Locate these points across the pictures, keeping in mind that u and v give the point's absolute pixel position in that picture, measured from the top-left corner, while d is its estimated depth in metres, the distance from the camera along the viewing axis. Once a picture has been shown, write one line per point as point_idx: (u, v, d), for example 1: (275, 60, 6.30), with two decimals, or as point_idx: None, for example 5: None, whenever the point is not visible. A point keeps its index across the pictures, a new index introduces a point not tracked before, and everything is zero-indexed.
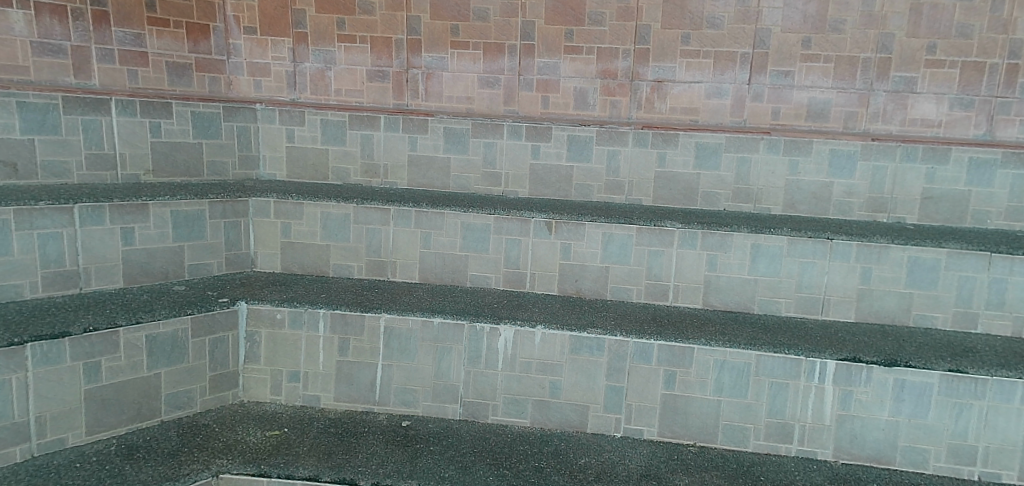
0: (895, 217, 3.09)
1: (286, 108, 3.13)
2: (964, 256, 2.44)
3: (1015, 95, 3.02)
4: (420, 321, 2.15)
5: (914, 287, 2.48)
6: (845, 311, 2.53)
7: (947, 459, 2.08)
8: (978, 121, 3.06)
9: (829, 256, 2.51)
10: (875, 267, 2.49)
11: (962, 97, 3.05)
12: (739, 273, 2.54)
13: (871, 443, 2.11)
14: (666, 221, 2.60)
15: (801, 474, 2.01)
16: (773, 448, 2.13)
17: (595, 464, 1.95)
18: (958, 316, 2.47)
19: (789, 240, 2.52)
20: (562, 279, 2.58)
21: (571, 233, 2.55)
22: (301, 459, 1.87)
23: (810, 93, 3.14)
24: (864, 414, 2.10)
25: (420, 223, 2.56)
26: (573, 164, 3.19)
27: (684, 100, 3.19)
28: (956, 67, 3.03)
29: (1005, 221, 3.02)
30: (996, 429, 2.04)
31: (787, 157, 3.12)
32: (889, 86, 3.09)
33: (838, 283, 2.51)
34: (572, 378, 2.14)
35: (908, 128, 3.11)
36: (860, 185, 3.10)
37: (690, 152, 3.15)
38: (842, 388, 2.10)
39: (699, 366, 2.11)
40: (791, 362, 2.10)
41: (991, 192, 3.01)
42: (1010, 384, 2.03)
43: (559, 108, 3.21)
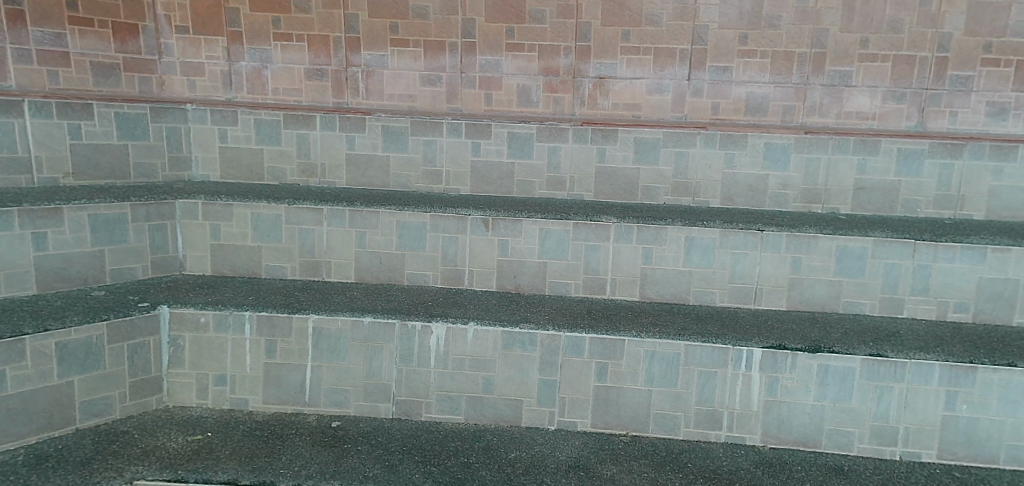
0: (829, 207, 3.20)
1: (218, 108, 3.09)
2: (889, 244, 2.54)
3: (944, 87, 3.14)
4: (350, 321, 2.15)
5: (842, 275, 2.57)
6: (777, 300, 2.60)
7: (870, 440, 2.17)
8: (910, 113, 3.17)
9: (759, 247, 2.58)
10: (804, 257, 2.58)
11: (894, 91, 3.16)
12: (673, 265, 2.60)
13: (798, 427, 2.18)
14: (602, 217, 2.65)
15: (726, 460, 2.07)
16: (702, 435, 2.19)
17: (524, 457, 1.97)
18: (885, 302, 2.57)
19: (721, 233, 2.59)
20: (501, 275, 2.60)
21: (508, 230, 2.57)
22: (221, 463, 1.85)
23: (747, 88, 3.21)
24: (790, 399, 2.17)
25: (355, 222, 2.55)
26: (513, 161, 3.21)
27: (626, 96, 3.23)
28: (888, 61, 3.13)
29: (934, 209, 3.16)
30: (914, 410, 2.14)
31: (723, 151, 3.20)
32: (823, 81, 3.18)
33: (769, 273, 2.59)
34: (505, 373, 2.16)
35: (844, 121, 3.21)
36: (795, 177, 3.20)
37: (629, 147, 3.21)
38: (769, 375, 2.17)
39: (630, 357, 2.16)
40: (718, 351, 2.17)
41: (920, 181, 3.15)
42: (928, 366, 2.13)
43: (502, 105, 3.23)
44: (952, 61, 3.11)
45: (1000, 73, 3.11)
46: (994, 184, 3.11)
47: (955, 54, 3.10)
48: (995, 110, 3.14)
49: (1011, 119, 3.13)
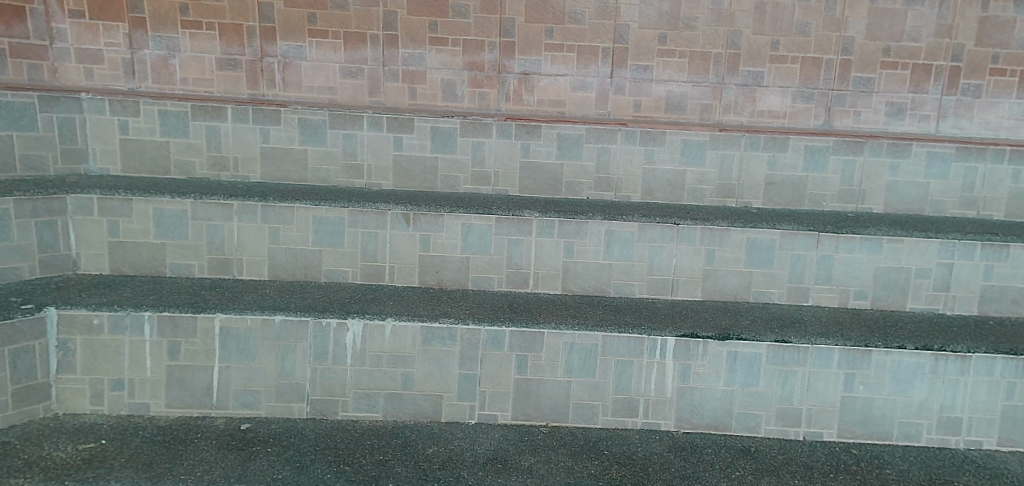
0: (742, 201, 3.35)
1: (118, 97, 2.93)
2: (795, 236, 2.68)
3: (848, 88, 3.33)
4: (260, 320, 2.09)
5: (753, 266, 2.69)
6: (692, 291, 2.69)
7: (775, 422, 2.28)
8: (817, 113, 3.35)
9: (675, 240, 2.67)
10: (717, 249, 2.68)
11: (803, 91, 3.33)
12: (594, 258, 2.65)
13: (709, 411, 2.27)
14: (524, 211, 2.67)
15: (641, 446, 2.13)
16: (619, 423, 2.24)
17: (442, 452, 1.96)
18: (792, 291, 2.70)
19: (640, 226, 2.66)
20: (422, 270, 2.57)
21: (429, 225, 2.56)
22: (115, 472, 1.76)
23: (667, 86, 3.31)
24: (702, 385, 2.25)
25: (268, 218, 2.47)
26: (437, 155, 3.18)
27: (550, 92, 3.27)
28: (797, 63, 3.30)
29: (838, 203, 3.34)
30: (816, 392, 2.26)
31: (643, 147, 3.29)
32: (738, 81, 3.32)
33: (685, 265, 2.68)
34: (425, 369, 2.14)
35: (757, 119, 3.35)
36: (711, 173, 3.32)
37: (552, 143, 3.24)
38: (682, 363, 2.24)
39: (549, 349, 2.19)
40: (634, 341, 2.23)
41: (826, 176, 3.33)
42: (828, 350, 2.26)
43: (426, 99, 3.20)
44: (855, 64, 3.31)
45: (897, 76, 3.33)
46: (891, 179, 3.33)
47: (858, 57, 3.30)
48: (893, 110, 3.36)
49: (907, 119, 3.36)
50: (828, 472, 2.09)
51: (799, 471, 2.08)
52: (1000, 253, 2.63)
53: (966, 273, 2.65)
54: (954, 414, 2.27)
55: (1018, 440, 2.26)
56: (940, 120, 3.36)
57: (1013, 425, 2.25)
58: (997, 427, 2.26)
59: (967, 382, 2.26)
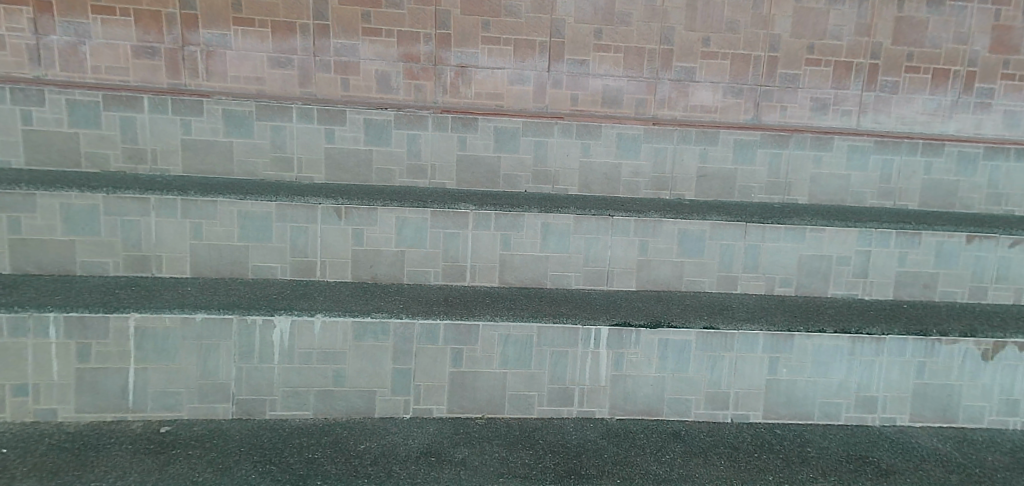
0: (676, 194, 3.43)
1: (20, 86, 2.78)
2: (724, 227, 2.76)
3: (775, 84, 3.46)
4: (178, 319, 2.01)
5: (685, 256, 2.76)
6: (626, 281, 2.74)
7: (705, 406, 2.34)
8: (747, 108, 3.46)
9: (610, 232, 2.71)
10: (650, 240, 2.73)
11: (733, 86, 3.43)
12: (530, 250, 2.65)
13: (642, 398, 2.32)
14: (460, 205, 2.66)
15: (576, 434, 2.17)
16: (555, 412, 2.26)
17: (374, 447, 1.97)
18: (722, 279, 2.78)
19: (575, 219, 2.68)
20: (356, 265, 2.52)
21: (362, 219, 2.50)
22: (17, 481, 1.72)
23: (604, 81, 3.34)
24: (635, 372, 2.30)
25: (189, 212, 2.38)
26: (371, 148, 3.12)
27: (488, 85, 3.25)
28: (726, 59, 3.40)
29: (766, 194, 3.47)
30: (743, 376, 2.35)
31: (579, 140, 3.32)
32: (671, 76, 3.39)
33: (619, 256, 2.72)
34: (357, 365, 2.11)
35: (691, 114, 3.43)
36: (645, 166, 3.38)
37: (490, 136, 3.23)
38: (615, 351, 2.28)
39: (485, 341, 2.19)
40: (568, 331, 2.25)
41: (754, 169, 3.44)
42: (754, 335, 2.34)
43: (361, 91, 3.13)
44: (781, 61, 3.43)
45: (821, 73, 3.47)
46: (815, 171, 3.48)
47: (784, 54, 3.42)
48: (818, 105, 3.50)
49: (830, 114, 3.51)
50: (753, 452, 2.17)
51: (725, 451, 2.16)
52: (913, 240, 2.79)
53: (882, 260, 2.79)
54: (870, 393, 2.39)
55: (927, 416, 2.40)
56: (860, 115, 3.52)
57: (922, 401, 2.40)
58: (908, 404, 2.40)
59: (882, 363, 2.38)
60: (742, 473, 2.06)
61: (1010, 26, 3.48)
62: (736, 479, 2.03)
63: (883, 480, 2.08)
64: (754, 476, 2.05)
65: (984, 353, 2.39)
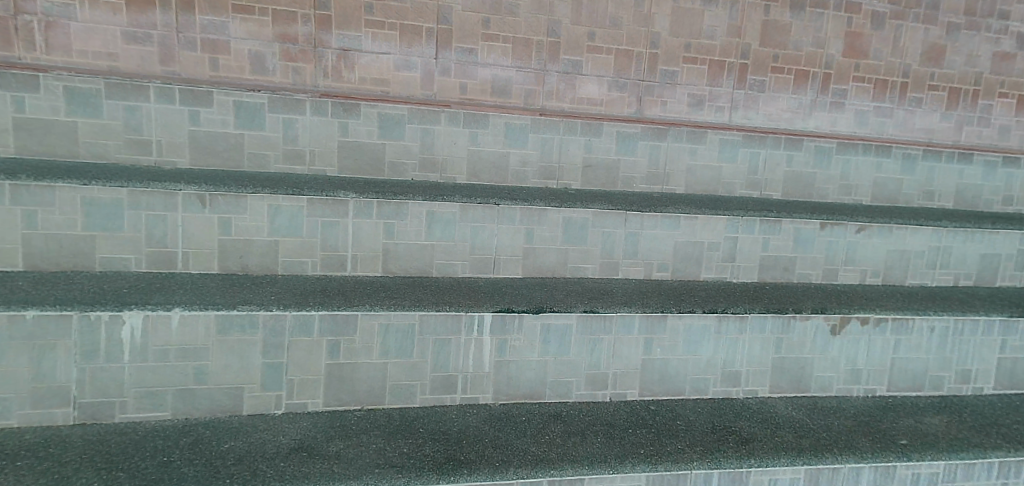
0: (563, 183, 3.48)
1: None
2: (605, 215, 2.84)
3: (656, 80, 3.61)
4: (4, 318, 1.88)
5: (569, 244, 2.81)
6: (513, 269, 2.75)
7: (585, 387, 2.41)
8: (630, 102, 3.58)
9: (496, 220, 2.70)
10: (536, 228, 2.76)
11: (617, 80, 3.55)
12: (414, 239, 2.60)
13: (526, 382, 2.35)
14: (339, 192, 2.55)
15: (458, 421, 2.17)
16: (438, 401, 2.25)
17: (240, 446, 1.93)
18: (603, 265, 2.87)
19: (461, 207, 2.65)
20: (223, 256, 2.38)
21: (229, 206, 2.36)
22: None
23: (492, 70, 3.34)
24: (518, 357, 2.32)
25: (21, 199, 2.18)
26: (242, 132, 2.94)
27: (373, 70, 3.15)
28: (610, 54, 3.51)
29: (647, 184, 3.62)
30: (620, 357, 2.43)
31: (466, 129, 3.28)
32: (558, 68, 3.44)
33: (506, 244, 2.72)
34: (222, 361, 2.02)
35: (577, 106, 3.51)
36: (533, 155, 3.41)
37: (373, 122, 3.12)
38: (498, 337, 2.29)
39: (364, 331, 2.14)
40: (451, 318, 2.24)
41: (635, 160, 3.58)
42: (630, 318, 2.43)
43: (231, 72, 2.97)
44: (661, 57, 3.59)
45: (697, 70, 3.66)
46: (691, 163, 3.67)
47: (663, 51, 3.58)
48: (694, 101, 3.68)
49: (706, 109, 3.71)
50: (628, 428, 2.27)
51: (602, 429, 2.24)
52: (776, 227, 3.00)
53: (749, 245, 2.99)
54: (735, 368, 2.56)
55: (784, 387, 2.61)
56: (732, 111, 3.74)
57: (780, 374, 2.60)
58: (768, 377, 2.59)
59: (745, 340, 2.55)
60: (616, 448, 2.15)
61: (860, 33, 3.83)
62: (610, 455, 2.12)
63: (743, 448, 2.23)
64: (627, 451, 2.14)
65: (832, 329, 2.62)
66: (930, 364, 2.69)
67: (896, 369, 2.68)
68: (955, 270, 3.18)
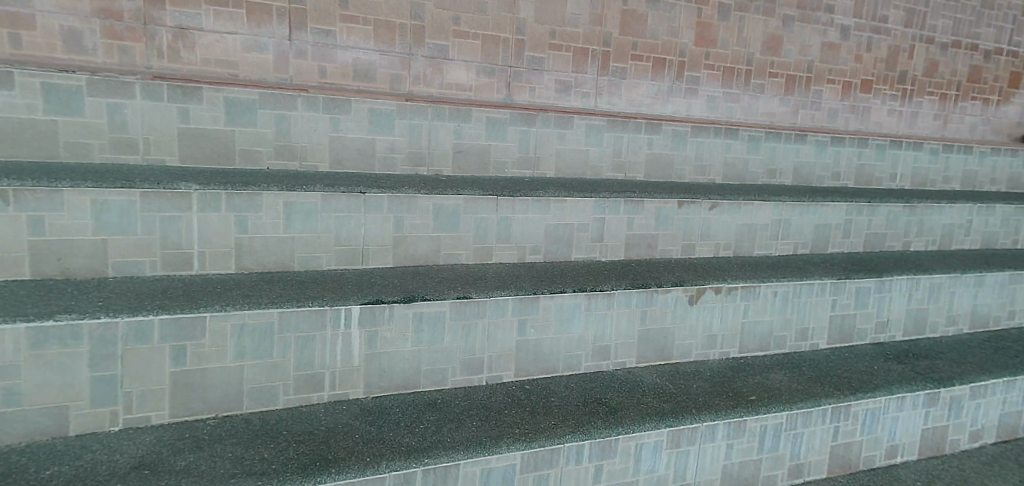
0: (433, 170, 3.40)
1: None
2: (477, 201, 2.82)
3: (523, 66, 3.70)
4: None
5: (441, 230, 2.77)
6: (383, 259, 2.67)
7: (461, 373, 2.40)
8: (499, 87, 3.67)
9: (363, 209, 2.60)
10: (406, 216, 2.69)
11: (485, 66, 3.61)
12: (271, 233, 2.45)
13: (398, 373, 2.30)
14: (179, 185, 2.34)
15: (326, 420, 2.08)
16: (304, 400, 2.16)
17: (68, 471, 1.72)
18: (477, 251, 2.86)
19: (323, 196, 2.52)
20: (36, 259, 2.11)
21: (42, 202, 2.10)
22: None
23: (354, 54, 3.29)
24: (390, 349, 2.26)
25: None
26: (55, 118, 2.62)
27: (217, 50, 3.04)
28: (477, 39, 3.56)
29: (518, 169, 3.62)
30: (495, 340, 2.44)
31: (327, 115, 3.10)
32: (424, 52, 3.45)
33: (374, 233, 2.63)
34: (39, 378, 1.82)
35: (446, 91, 3.54)
36: (400, 141, 3.30)
37: (219, 107, 2.88)
38: (367, 330, 2.22)
39: (213, 335, 2.00)
40: (314, 314, 2.13)
41: (506, 145, 3.57)
42: (504, 301, 2.44)
43: (42, 50, 2.77)
44: (527, 44, 3.68)
45: (562, 57, 3.79)
46: (559, 147, 3.72)
47: (529, 38, 3.68)
48: (561, 87, 3.83)
49: (572, 96, 3.87)
50: (504, 409, 2.29)
51: (478, 413, 2.24)
52: (638, 207, 3.14)
53: (614, 226, 3.11)
54: (604, 343, 2.66)
55: (649, 357, 2.75)
56: (597, 97, 3.92)
57: (645, 345, 2.74)
58: (635, 349, 2.72)
59: (613, 315, 2.65)
60: (492, 431, 2.14)
61: (709, 24, 4.10)
62: (485, 438, 2.10)
63: (612, 417, 2.31)
64: (502, 432, 2.14)
65: (690, 299, 2.79)
66: (774, 326, 2.96)
67: (746, 332, 2.92)
68: (795, 240, 3.52)
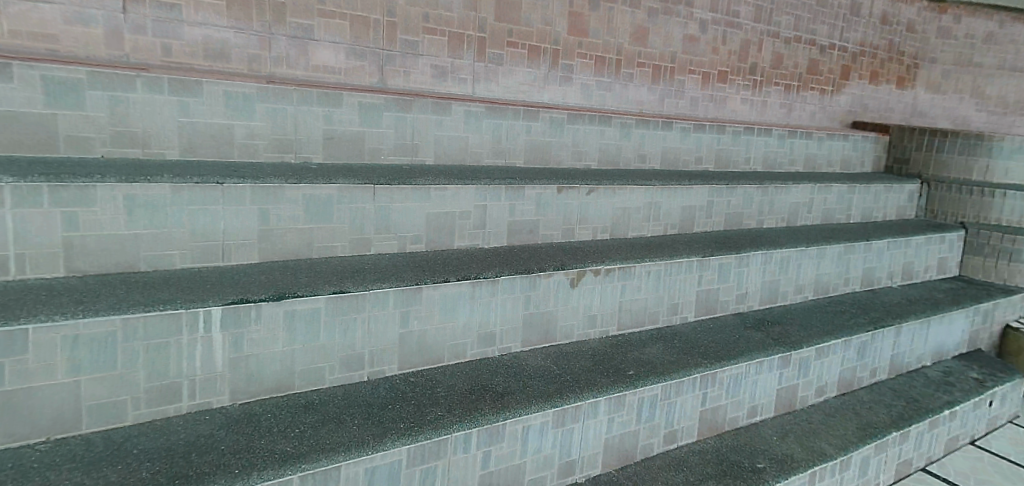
0: (302, 157, 3.18)
1: None
2: (352, 190, 2.67)
3: (396, 49, 3.60)
4: None
5: (313, 222, 2.60)
6: (247, 255, 2.47)
7: (340, 371, 2.28)
8: (371, 71, 3.55)
9: (221, 202, 2.38)
10: (272, 208, 2.49)
11: (354, 48, 3.48)
12: (110, 230, 2.18)
13: (269, 376, 2.14)
14: None
15: (187, 433, 1.90)
16: (158, 413, 1.96)
17: None
18: (353, 242, 2.72)
19: (173, 188, 2.28)
20: None
21: None
22: None
23: (204, 31, 3.09)
24: (258, 351, 2.10)
25: None
26: None
27: (32, 22, 2.74)
28: (345, 20, 3.42)
29: (395, 156, 3.48)
30: (376, 334, 2.34)
31: (174, 97, 2.80)
32: (286, 32, 3.28)
33: (236, 227, 2.43)
34: None
35: (313, 73, 3.39)
36: (262, 127, 3.05)
37: (36, 88, 2.52)
38: (231, 332, 2.05)
39: (40, 349, 1.76)
40: (167, 319, 1.93)
41: (381, 131, 3.41)
42: (383, 293, 2.33)
43: None
44: (399, 26, 3.58)
45: (437, 41, 3.72)
46: (437, 134, 3.60)
47: (401, 20, 3.57)
48: (437, 72, 3.76)
49: (449, 81, 3.81)
50: (388, 405, 2.20)
51: (359, 411, 2.14)
52: (519, 194, 3.13)
53: (496, 213, 3.09)
54: (489, 329, 2.63)
55: (533, 340, 2.77)
56: (474, 84, 3.89)
57: (529, 328, 2.75)
58: (519, 333, 2.72)
59: (497, 301, 2.63)
60: (374, 428, 2.05)
61: (581, 13, 4.18)
62: (367, 436, 2.00)
63: (498, 403, 2.29)
64: (386, 429, 2.05)
65: (571, 282, 2.83)
66: (649, 303, 3.09)
67: (624, 311, 3.02)
68: (664, 221, 3.69)
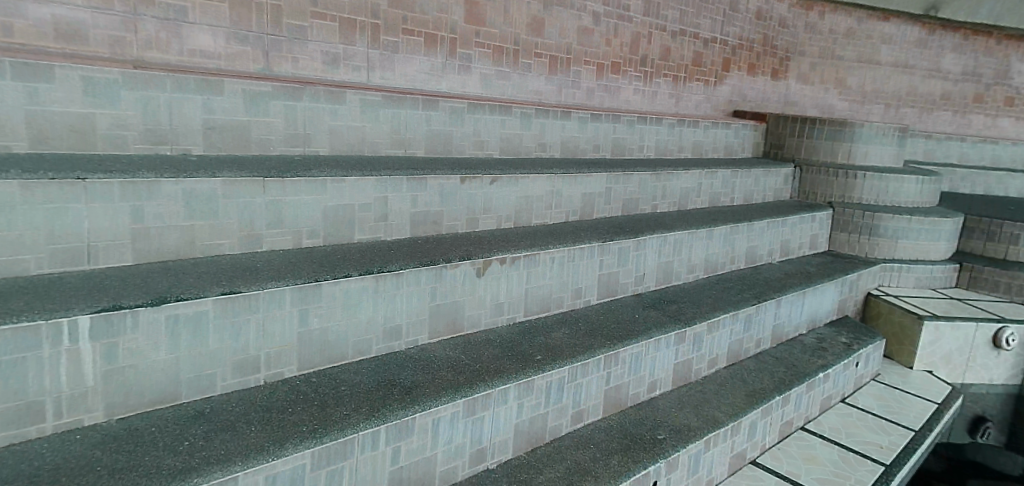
0: (180, 149, 2.93)
1: None
2: (239, 184, 2.50)
3: (282, 35, 3.41)
4: None
5: (195, 218, 2.41)
6: (118, 256, 2.26)
7: (232, 376, 2.14)
8: (256, 57, 3.35)
9: (84, 199, 2.16)
10: (146, 204, 2.29)
11: (235, 32, 3.27)
12: None
13: (150, 386, 1.97)
14: None
15: (54, 455, 1.72)
16: (17, 437, 1.76)
17: None
18: (243, 239, 2.55)
19: (22, 185, 2.05)
20: None
21: None
22: None
23: (53, 9, 2.81)
24: (136, 361, 1.93)
25: None
26: None
27: None
28: (223, 3, 3.20)
29: (286, 146, 3.29)
30: (271, 336, 2.21)
31: (19, 83, 2.50)
32: (155, 14, 3.05)
33: (104, 226, 2.21)
34: None
35: (188, 58, 3.16)
36: (131, 116, 2.78)
37: None
38: (103, 342, 1.87)
39: None
40: (22, 332, 1.74)
41: (269, 121, 3.22)
42: (279, 292, 2.20)
43: None
44: (285, 10, 3.39)
45: (328, 27, 3.55)
46: (333, 123, 3.44)
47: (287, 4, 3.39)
48: (329, 59, 3.60)
49: (341, 68, 3.66)
50: (288, 407, 2.09)
51: (257, 416, 2.02)
52: (420, 185, 3.06)
53: (397, 204, 3.00)
54: (394, 323, 2.56)
55: (440, 331, 2.73)
56: (369, 71, 3.76)
57: (436, 320, 2.70)
58: (426, 325, 2.67)
59: (402, 294, 2.56)
60: (273, 433, 1.94)
61: (477, 2, 4.15)
62: (266, 442, 1.89)
63: (407, 397, 2.23)
64: (286, 433, 1.94)
65: (477, 271, 2.81)
66: (552, 288, 3.13)
67: (529, 297, 3.04)
68: (565, 208, 3.75)
